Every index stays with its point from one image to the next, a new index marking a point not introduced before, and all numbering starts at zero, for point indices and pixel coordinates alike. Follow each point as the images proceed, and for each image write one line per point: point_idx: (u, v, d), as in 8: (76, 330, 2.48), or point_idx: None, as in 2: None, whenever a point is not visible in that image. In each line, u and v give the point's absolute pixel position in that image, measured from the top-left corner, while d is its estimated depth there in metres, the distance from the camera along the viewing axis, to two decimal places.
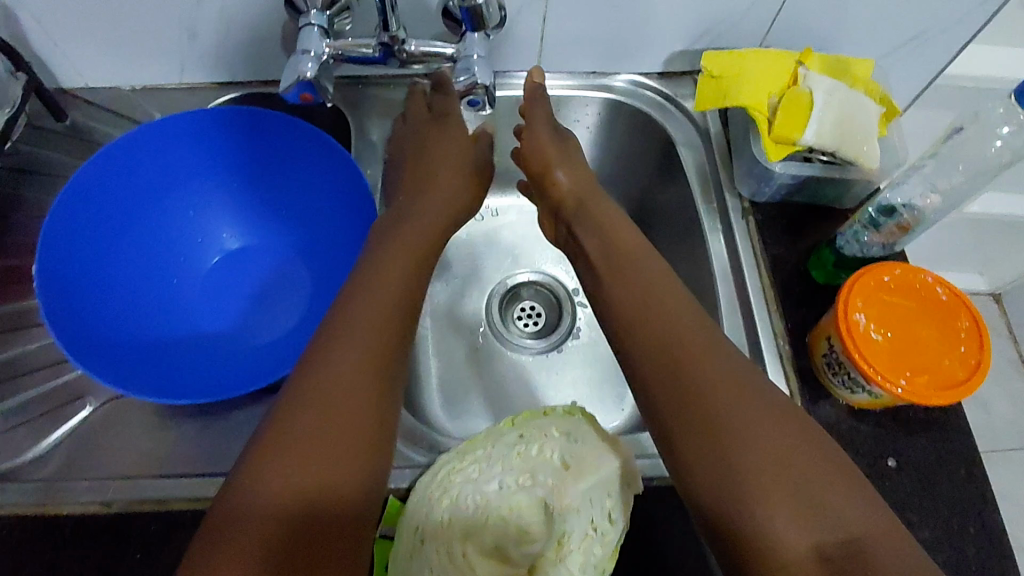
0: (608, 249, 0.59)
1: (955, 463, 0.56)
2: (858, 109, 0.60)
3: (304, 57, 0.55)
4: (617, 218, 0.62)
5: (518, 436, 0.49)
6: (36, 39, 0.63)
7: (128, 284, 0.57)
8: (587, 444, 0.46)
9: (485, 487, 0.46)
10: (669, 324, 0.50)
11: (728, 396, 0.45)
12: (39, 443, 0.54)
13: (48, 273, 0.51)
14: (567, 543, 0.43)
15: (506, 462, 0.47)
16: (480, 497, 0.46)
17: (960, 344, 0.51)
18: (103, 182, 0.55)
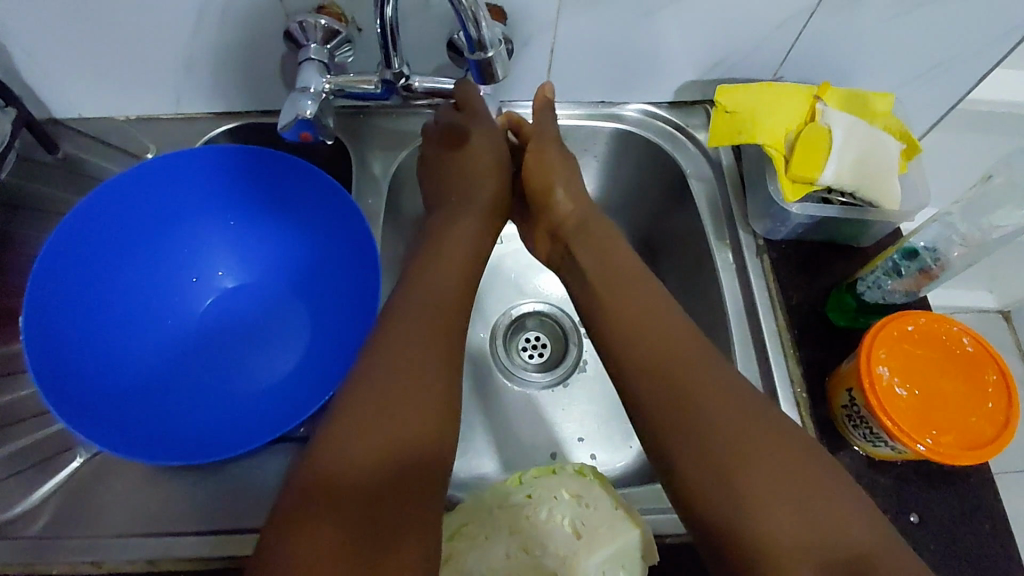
0: (609, 276, 0.57)
1: (980, 517, 0.53)
2: (878, 147, 0.58)
3: (303, 95, 0.53)
4: (617, 247, 0.60)
5: (528, 495, 0.46)
6: (26, 70, 0.61)
7: (120, 326, 0.55)
8: (601, 511, 0.44)
9: (491, 556, 0.43)
10: (675, 350, 0.48)
11: (735, 411, 0.44)
12: (26, 497, 0.52)
13: (36, 325, 0.49)
14: None
15: (515, 526, 0.45)
16: (486, 567, 0.43)
17: (987, 400, 0.49)
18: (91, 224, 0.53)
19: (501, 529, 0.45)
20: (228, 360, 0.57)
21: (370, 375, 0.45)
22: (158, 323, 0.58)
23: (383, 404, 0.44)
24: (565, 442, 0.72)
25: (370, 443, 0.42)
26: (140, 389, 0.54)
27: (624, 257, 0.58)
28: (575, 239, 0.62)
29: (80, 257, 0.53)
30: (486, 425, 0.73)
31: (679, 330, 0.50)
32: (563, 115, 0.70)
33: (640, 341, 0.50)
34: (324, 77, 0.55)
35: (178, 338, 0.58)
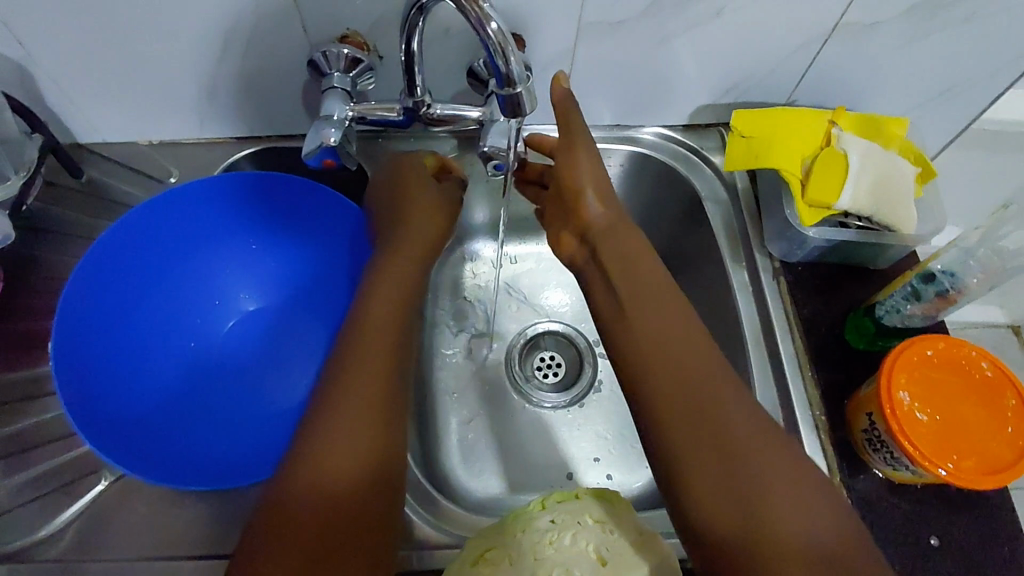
0: (627, 260, 0.55)
1: (1001, 541, 0.53)
2: (893, 172, 0.59)
3: (326, 124, 0.53)
4: (634, 238, 0.57)
5: (553, 522, 0.46)
6: (52, 96, 0.62)
7: (138, 345, 0.56)
8: (624, 540, 0.45)
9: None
10: (689, 362, 0.47)
11: (743, 422, 0.44)
12: (51, 520, 0.52)
13: (65, 352, 0.49)
14: None
15: (533, 558, 0.44)
16: None
17: (1007, 424, 0.49)
18: (117, 244, 0.53)
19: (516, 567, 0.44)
20: (243, 377, 0.58)
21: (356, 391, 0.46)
22: (174, 342, 0.58)
23: (366, 421, 0.45)
24: (579, 461, 0.73)
25: (359, 455, 0.43)
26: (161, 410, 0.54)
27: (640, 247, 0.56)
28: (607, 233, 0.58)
29: (107, 279, 0.53)
30: (502, 445, 0.73)
31: (703, 347, 0.48)
32: None
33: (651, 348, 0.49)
34: (347, 105, 0.56)
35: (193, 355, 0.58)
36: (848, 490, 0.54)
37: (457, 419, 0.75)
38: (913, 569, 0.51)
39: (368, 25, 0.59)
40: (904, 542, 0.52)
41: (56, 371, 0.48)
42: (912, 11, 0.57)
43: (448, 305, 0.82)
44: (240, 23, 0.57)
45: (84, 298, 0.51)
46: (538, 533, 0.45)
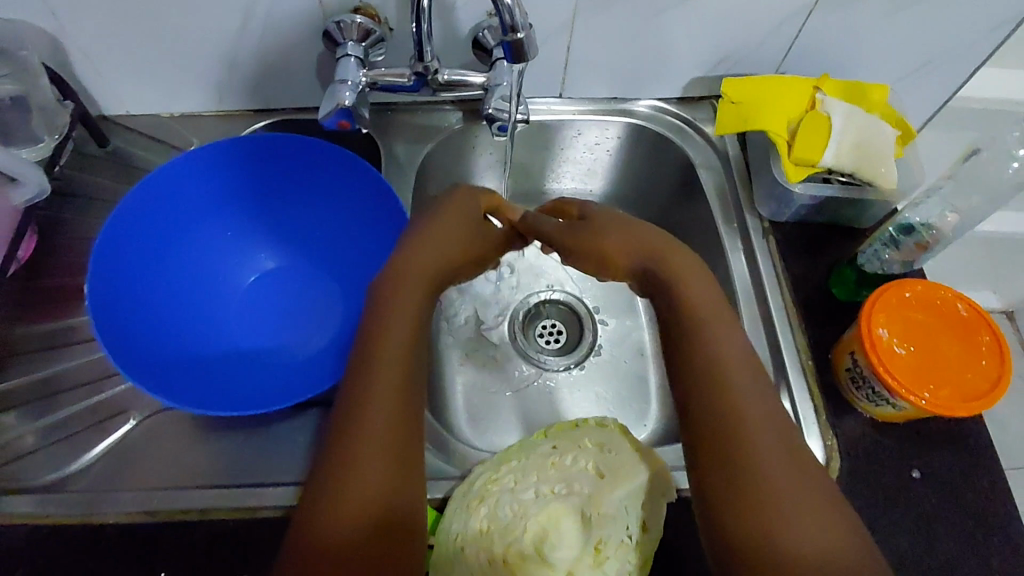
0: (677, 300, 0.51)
1: (979, 474, 0.56)
2: (876, 132, 0.62)
3: (342, 86, 0.58)
4: (685, 259, 0.53)
5: (551, 445, 0.51)
6: (81, 68, 0.66)
7: (169, 330, 0.58)
8: (621, 454, 0.48)
9: (522, 495, 0.47)
10: (729, 387, 0.45)
11: (780, 449, 0.42)
12: (83, 455, 0.56)
13: (100, 300, 0.53)
14: (603, 549, 0.45)
15: (534, 474, 0.49)
16: (517, 505, 0.47)
17: (981, 358, 0.52)
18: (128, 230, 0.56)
19: (525, 476, 0.49)
20: (267, 336, 0.61)
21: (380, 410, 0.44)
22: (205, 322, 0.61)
23: (386, 442, 0.43)
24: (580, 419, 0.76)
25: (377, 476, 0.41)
26: (194, 370, 0.56)
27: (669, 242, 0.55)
28: (670, 264, 0.52)
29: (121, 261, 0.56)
30: (507, 404, 0.77)
31: (710, 293, 0.51)
32: (578, 111, 0.74)
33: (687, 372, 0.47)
34: (361, 71, 0.60)
35: (221, 338, 0.60)
36: (833, 429, 0.57)
37: (464, 381, 0.78)
38: (895, 499, 0.55)
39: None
40: (886, 475, 0.56)
41: (93, 313, 0.51)
42: None
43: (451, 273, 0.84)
44: None
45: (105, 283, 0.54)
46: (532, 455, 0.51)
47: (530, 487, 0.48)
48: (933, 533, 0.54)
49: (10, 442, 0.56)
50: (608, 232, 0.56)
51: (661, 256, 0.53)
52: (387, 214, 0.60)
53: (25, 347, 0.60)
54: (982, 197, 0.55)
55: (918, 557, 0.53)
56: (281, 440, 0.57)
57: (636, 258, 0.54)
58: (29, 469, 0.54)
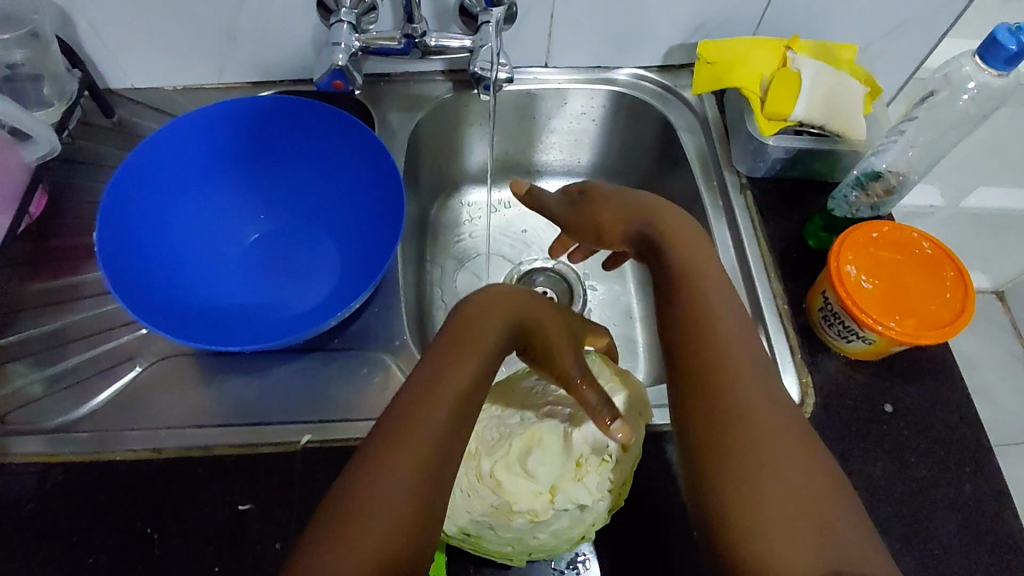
0: (653, 240, 0.55)
1: (951, 408, 0.58)
2: (843, 86, 0.65)
3: (337, 48, 0.61)
4: (668, 211, 0.56)
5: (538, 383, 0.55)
6: (89, 41, 0.69)
7: (178, 286, 0.61)
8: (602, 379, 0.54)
9: (507, 420, 0.52)
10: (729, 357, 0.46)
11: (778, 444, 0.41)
12: (91, 400, 0.58)
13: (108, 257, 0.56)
14: (585, 464, 0.49)
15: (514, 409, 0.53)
16: (502, 428, 0.51)
17: (946, 291, 0.55)
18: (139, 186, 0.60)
19: (509, 407, 0.53)
20: (272, 288, 0.64)
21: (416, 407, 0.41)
22: (216, 280, 0.64)
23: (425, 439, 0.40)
24: None
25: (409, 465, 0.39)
26: (201, 317, 0.59)
27: (647, 198, 0.58)
28: (661, 232, 0.55)
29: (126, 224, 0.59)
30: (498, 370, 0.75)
31: (700, 250, 0.53)
32: (563, 80, 0.78)
33: (688, 366, 0.46)
34: (354, 36, 0.63)
35: (229, 296, 0.63)
36: (809, 367, 0.60)
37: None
38: (869, 432, 0.57)
39: None
40: (860, 409, 0.58)
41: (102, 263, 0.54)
42: None
43: (444, 244, 0.85)
44: None
45: (118, 236, 0.57)
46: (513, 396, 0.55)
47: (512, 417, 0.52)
48: (905, 463, 0.56)
49: (21, 388, 0.58)
50: (605, 203, 0.60)
51: (654, 215, 0.56)
52: (377, 169, 0.63)
53: (35, 301, 0.63)
54: (939, 134, 0.58)
55: (891, 484, 0.55)
56: (282, 384, 0.59)
57: (630, 223, 0.57)
58: (40, 414, 0.57)
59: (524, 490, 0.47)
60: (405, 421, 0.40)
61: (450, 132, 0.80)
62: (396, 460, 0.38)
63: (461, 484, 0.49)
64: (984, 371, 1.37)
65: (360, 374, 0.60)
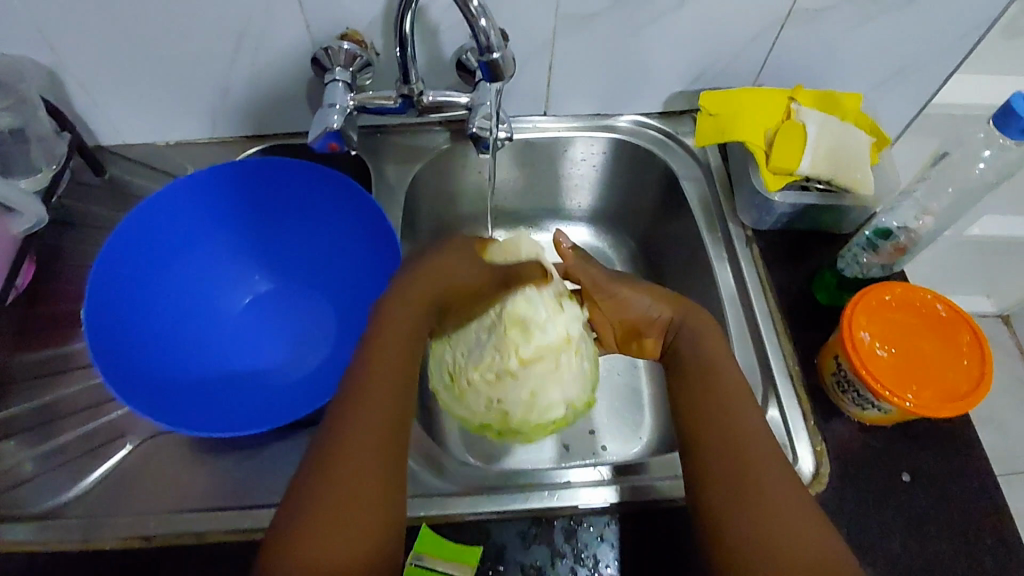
0: (688, 338, 0.55)
1: (969, 474, 0.56)
2: (850, 138, 0.63)
3: (330, 110, 0.59)
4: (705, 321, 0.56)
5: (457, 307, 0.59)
6: (78, 100, 0.68)
7: (158, 340, 0.59)
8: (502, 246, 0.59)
9: (476, 342, 0.58)
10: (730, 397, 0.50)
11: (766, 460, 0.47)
12: (79, 482, 0.56)
13: (99, 312, 0.55)
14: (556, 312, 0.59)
15: (474, 335, 0.58)
16: (482, 346, 0.58)
17: (962, 357, 0.53)
18: (131, 249, 0.58)
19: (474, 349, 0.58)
20: (265, 355, 0.63)
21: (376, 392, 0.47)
22: (204, 341, 0.62)
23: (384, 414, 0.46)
24: (580, 433, 0.75)
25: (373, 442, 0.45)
26: (193, 390, 0.57)
27: (688, 308, 0.57)
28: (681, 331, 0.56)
29: (112, 286, 0.57)
30: None
31: (706, 330, 0.55)
32: (561, 128, 0.76)
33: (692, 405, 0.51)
34: (348, 95, 0.61)
35: (224, 364, 0.61)
36: (822, 433, 0.58)
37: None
38: (885, 502, 0.55)
39: (365, 24, 0.64)
40: (875, 477, 0.56)
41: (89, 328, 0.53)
42: None
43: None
44: (250, 26, 0.63)
45: (118, 274, 0.57)
46: (454, 339, 0.59)
47: (483, 341, 0.58)
48: (925, 535, 0.53)
49: (8, 469, 0.56)
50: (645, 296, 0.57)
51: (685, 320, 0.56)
52: (375, 232, 0.61)
53: (22, 373, 0.61)
54: (954, 199, 0.57)
55: (912, 559, 0.52)
56: (277, 459, 0.57)
57: (671, 329, 0.56)
58: (26, 497, 0.55)
59: (542, 346, 0.58)
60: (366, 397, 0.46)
61: (448, 182, 0.79)
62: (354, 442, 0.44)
63: (513, 390, 0.58)
64: (988, 397, 1.35)
65: None
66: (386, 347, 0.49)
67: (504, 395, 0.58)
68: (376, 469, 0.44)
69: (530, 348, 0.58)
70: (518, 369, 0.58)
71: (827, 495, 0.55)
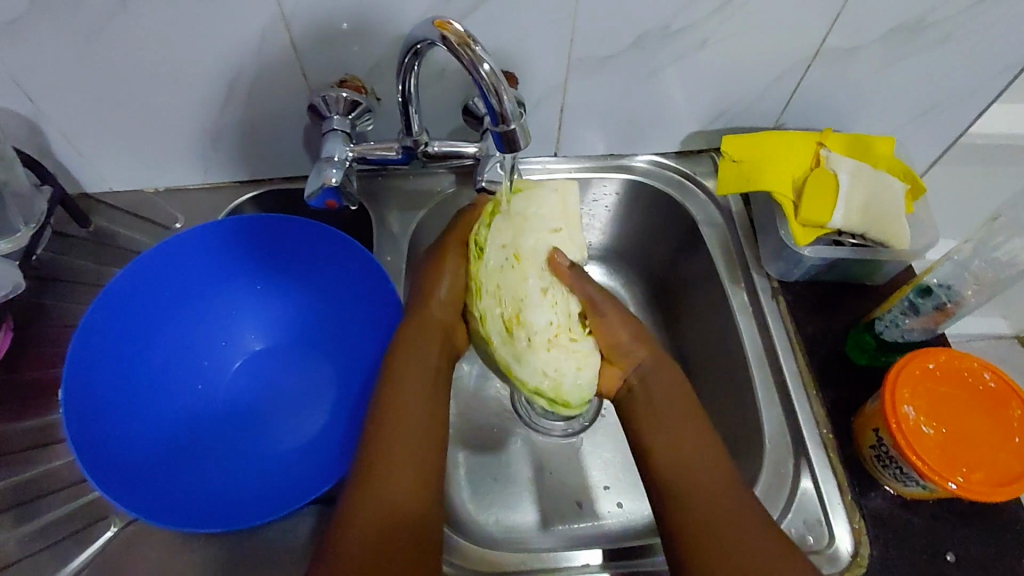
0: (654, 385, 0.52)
1: (1019, 554, 0.52)
2: (883, 187, 0.61)
3: (328, 165, 0.56)
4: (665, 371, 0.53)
5: (508, 254, 0.51)
6: (60, 149, 0.64)
7: (145, 399, 0.56)
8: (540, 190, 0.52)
9: (522, 298, 0.50)
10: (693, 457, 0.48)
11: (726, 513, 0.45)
12: (62, 568, 0.52)
13: (78, 379, 0.52)
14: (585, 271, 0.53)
15: (529, 295, 0.50)
16: (529, 302, 0.50)
17: (1014, 434, 0.49)
18: (130, 300, 0.56)
19: (521, 309, 0.50)
20: (263, 425, 0.59)
21: (395, 422, 0.47)
22: (194, 405, 0.59)
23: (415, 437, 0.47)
24: (590, 490, 0.67)
25: (410, 465, 0.46)
26: (195, 459, 0.55)
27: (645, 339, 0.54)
28: (640, 392, 0.53)
29: (105, 353, 0.54)
30: (513, 481, 0.67)
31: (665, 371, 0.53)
32: (572, 168, 0.72)
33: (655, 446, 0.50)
34: (348, 146, 0.57)
35: (212, 434, 0.58)
36: (860, 509, 0.53)
37: (457, 430, 0.70)
38: None
39: (365, 68, 0.60)
40: (918, 559, 0.51)
41: (65, 401, 0.50)
42: (894, 31, 0.59)
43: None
44: (242, 71, 0.59)
45: (109, 328, 0.55)
46: (502, 293, 0.51)
47: (542, 302, 0.50)
48: None
49: None
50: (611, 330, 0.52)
51: (657, 364, 0.53)
52: (380, 294, 0.58)
53: None
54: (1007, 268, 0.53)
55: None
56: (268, 544, 0.52)
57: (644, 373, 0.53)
58: None
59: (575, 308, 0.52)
60: (394, 419, 0.48)
61: None
62: (392, 475, 0.45)
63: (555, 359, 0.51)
64: None
65: None
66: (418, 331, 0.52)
67: (551, 361, 0.51)
68: (416, 488, 0.45)
69: (581, 324, 0.52)
70: (571, 338, 0.52)
71: None
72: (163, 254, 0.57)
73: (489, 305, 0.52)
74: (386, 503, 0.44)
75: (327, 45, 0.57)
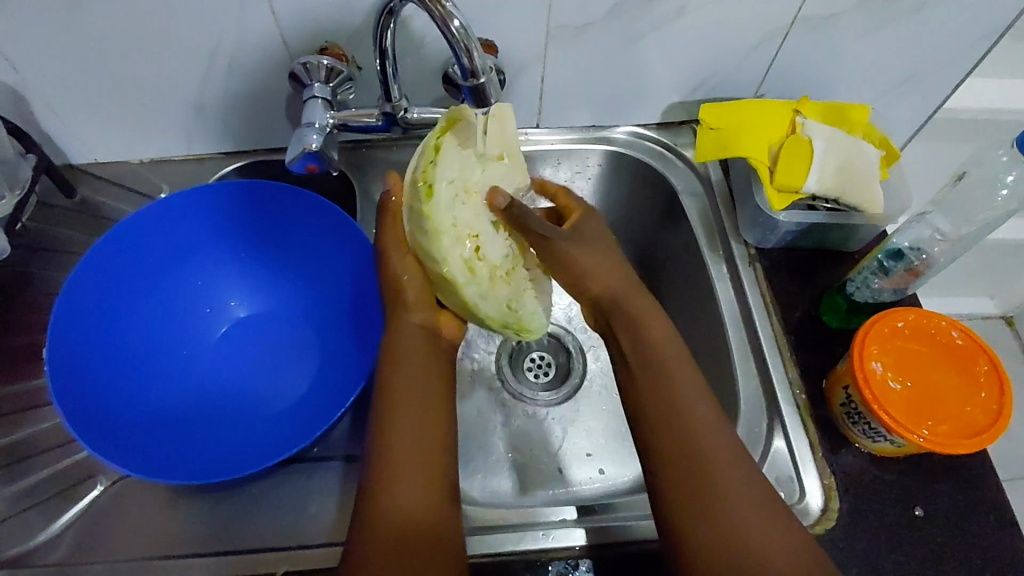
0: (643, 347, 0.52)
1: (985, 509, 0.53)
2: (858, 152, 0.62)
3: (309, 130, 0.56)
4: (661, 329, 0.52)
5: (458, 189, 0.50)
6: (46, 120, 0.65)
7: (127, 361, 0.57)
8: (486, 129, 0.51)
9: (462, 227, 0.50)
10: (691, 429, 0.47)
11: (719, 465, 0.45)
12: (51, 524, 0.53)
13: (62, 337, 0.52)
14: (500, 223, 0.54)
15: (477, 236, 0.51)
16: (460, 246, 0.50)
17: (980, 389, 0.50)
18: (115, 259, 0.57)
19: (456, 242, 0.50)
20: (252, 386, 0.60)
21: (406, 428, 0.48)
22: (179, 368, 0.60)
23: (425, 446, 0.48)
24: (572, 456, 0.68)
25: (421, 480, 0.46)
26: (189, 420, 0.57)
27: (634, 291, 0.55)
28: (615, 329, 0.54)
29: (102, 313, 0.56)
30: (497, 448, 0.68)
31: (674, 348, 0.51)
32: (555, 141, 0.73)
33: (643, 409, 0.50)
34: (328, 112, 0.58)
35: (197, 396, 0.59)
36: (831, 466, 0.54)
37: None
38: (900, 541, 0.51)
39: (346, 37, 0.61)
40: (888, 513, 0.52)
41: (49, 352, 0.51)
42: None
43: None
44: (224, 40, 0.59)
45: (93, 287, 0.55)
46: (461, 230, 0.50)
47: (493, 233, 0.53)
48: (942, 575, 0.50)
49: None
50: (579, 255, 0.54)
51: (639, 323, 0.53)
52: (363, 259, 0.59)
53: None
54: (973, 224, 0.54)
55: None
56: (253, 502, 0.53)
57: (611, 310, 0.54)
58: None
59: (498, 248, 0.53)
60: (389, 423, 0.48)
61: None
62: (399, 478, 0.46)
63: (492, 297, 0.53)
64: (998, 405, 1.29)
65: (340, 486, 0.54)
66: (406, 369, 0.51)
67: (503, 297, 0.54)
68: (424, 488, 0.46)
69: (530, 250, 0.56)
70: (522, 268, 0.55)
71: (839, 535, 0.51)
72: (152, 217, 0.58)
73: (451, 245, 0.49)
74: (393, 512, 0.44)
75: (308, 12, 0.58)
